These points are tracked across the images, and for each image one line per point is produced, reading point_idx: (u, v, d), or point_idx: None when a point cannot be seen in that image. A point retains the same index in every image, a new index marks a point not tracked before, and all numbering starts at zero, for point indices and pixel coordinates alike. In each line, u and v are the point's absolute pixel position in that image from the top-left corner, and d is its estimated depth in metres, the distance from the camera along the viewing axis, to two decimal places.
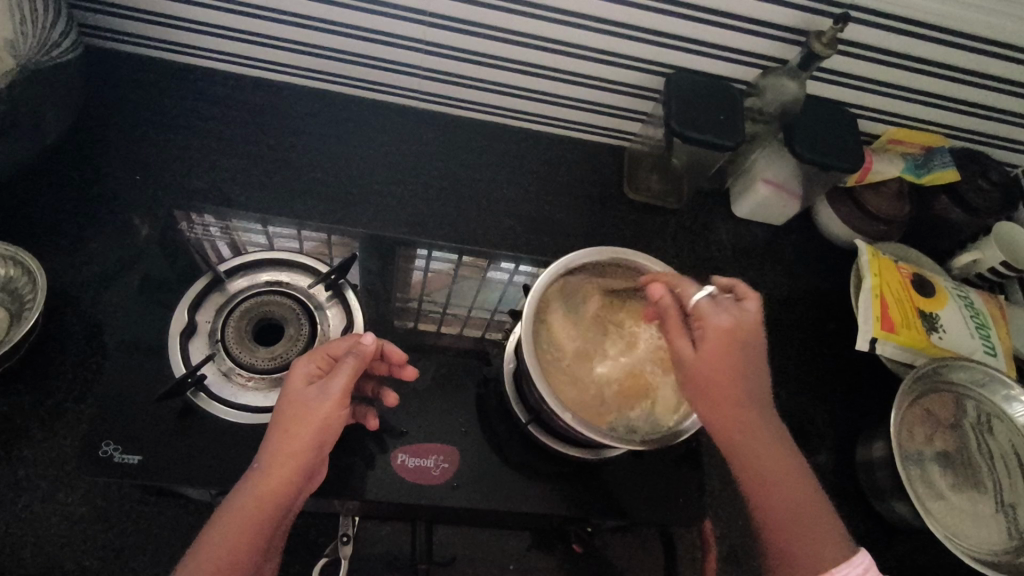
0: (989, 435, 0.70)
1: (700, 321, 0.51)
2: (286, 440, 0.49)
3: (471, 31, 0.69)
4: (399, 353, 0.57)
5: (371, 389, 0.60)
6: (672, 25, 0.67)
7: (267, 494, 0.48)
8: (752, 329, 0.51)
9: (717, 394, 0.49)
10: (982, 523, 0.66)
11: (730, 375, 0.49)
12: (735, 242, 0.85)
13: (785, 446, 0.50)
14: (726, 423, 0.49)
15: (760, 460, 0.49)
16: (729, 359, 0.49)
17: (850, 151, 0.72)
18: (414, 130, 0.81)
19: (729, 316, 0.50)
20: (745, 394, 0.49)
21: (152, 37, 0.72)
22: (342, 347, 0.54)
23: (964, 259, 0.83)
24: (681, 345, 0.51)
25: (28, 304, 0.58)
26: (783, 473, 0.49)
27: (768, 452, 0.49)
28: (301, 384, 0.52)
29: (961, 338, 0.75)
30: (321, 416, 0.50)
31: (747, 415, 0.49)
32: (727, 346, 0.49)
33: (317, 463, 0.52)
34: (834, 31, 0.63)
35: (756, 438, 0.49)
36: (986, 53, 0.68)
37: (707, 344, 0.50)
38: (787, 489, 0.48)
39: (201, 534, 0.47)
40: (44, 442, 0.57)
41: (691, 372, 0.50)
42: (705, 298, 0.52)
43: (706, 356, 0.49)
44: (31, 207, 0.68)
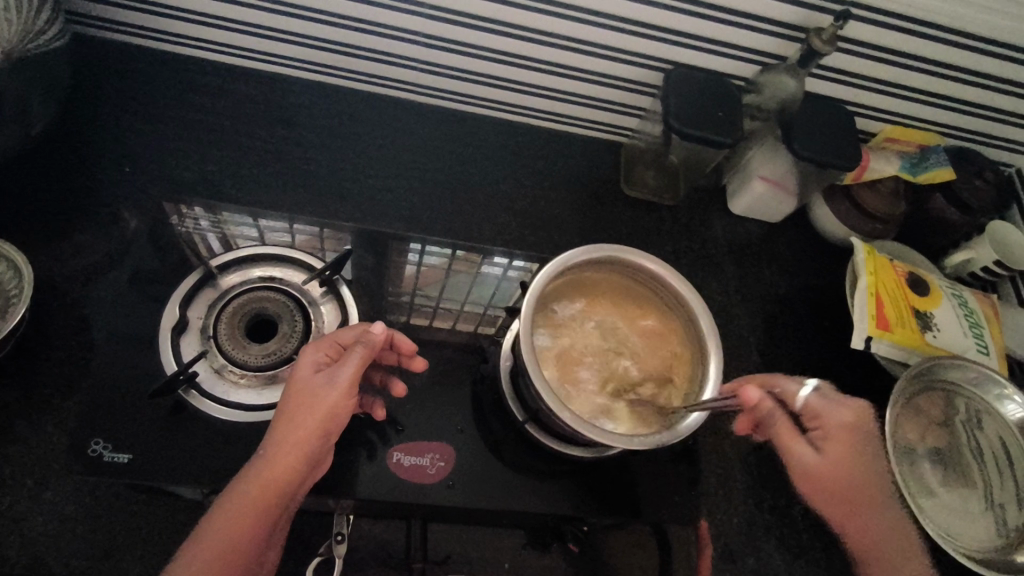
0: (980, 431, 0.70)
1: (818, 420, 0.56)
2: (292, 428, 0.48)
3: (468, 23, 0.68)
4: (409, 344, 0.57)
5: (379, 379, 0.60)
6: (671, 20, 0.67)
7: (270, 483, 0.47)
8: (867, 418, 0.56)
9: (841, 491, 0.55)
10: (968, 522, 0.67)
11: (853, 472, 0.55)
12: (731, 239, 0.85)
13: (910, 538, 0.56)
14: (857, 516, 0.55)
15: (888, 553, 0.54)
16: (860, 466, 0.55)
17: (848, 149, 0.72)
18: (408, 123, 0.80)
19: (849, 411, 0.56)
20: (855, 492, 0.55)
21: (143, 25, 0.71)
22: (350, 335, 0.53)
23: (956, 258, 0.83)
24: (802, 452, 0.55)
25: (13, 299, 0.57)
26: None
27: (896, 544, 0.55)
28: (307, 372, 0.51)
29: (954, 336, 0.75)
30: (328, 405, 0.50)
31: (869, 507, 0.55)
32: (850, 444, 0.55)
33: (323, 451, 0.51)
34: (834, 27, 0.63)
35: (856, 526, 0.55)
36: (985, 52, 0.68)
37: (829, 439, 0.55)
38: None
39: (206, 519, 0.47)
40: (31, 439, 0.56)
41: (816, 475, 0.54)
42: (814, 395, 0.57)
43: (829, 456, 0.54)
44: (17, 199, 0.66)
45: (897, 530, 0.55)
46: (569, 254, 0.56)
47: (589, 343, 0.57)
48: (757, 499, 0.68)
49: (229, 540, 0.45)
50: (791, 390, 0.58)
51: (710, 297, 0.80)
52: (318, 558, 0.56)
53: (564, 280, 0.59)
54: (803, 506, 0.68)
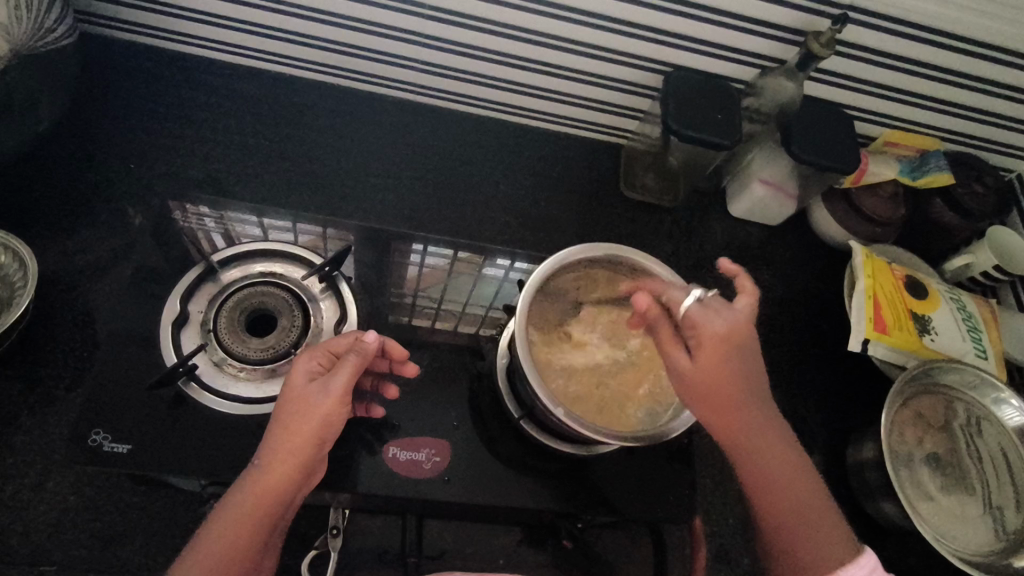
0: (978, 436, 0.71)
1: (696, 328, 0.49)
2: (287, 436, 0.49)
3: (469, 24, 0.69)
4: (400, 349, 0.57)
5: (370, 383, 0.60)
6: (670, 23, 0.67)
7: (266, 490, 0.48)
8: (746, 332, 0.49)
9: (712, 399, 0.48)
10: (967, 525, 0.67)
11: (731, 384, 0.48)
12: (730, 241, 0.85)
13: (785, 451, 0.49)
14: (729, 426, 0.48)
15: (766, 468, 0.49)
16: (725, 374, 0.48)
17: (846, 152, 0.72)
18: (411, 124, 0.81)
19: (724, 321, 0.49)
20: (730, 398, 0.48)
21: (150, 25, 0.72)
22: (343, 344, 0.54)
23: (955, 263, 0.83)
24: (678, 357, 0.49)
25: (17, 291, 0.58)
26: (791, 494, 0.49)
27: (774, 462, 0.49)
28: (302, 381, 0.52)
29: (952, 340, 0.75)
30: (321, 414, 0.50)
31: (742, 417, 0.48)
32: (723, 357, 0.48)
33: (318, 459, 0.52)
34: (832, 32, 0.63)
35: (739, 446, 0.49)
36: (983, 57, 0.69)
37: (703, 351, 0.48)
38: (796, 493, 0.49)
39: (205, 526, 0.48)
40: (33, 430, 0.57)
41: (688, 383, 0.49)
42: (695, 304, 0.50)
43: (700, 370, 0.48)
44: (24, 195, 0.67)
45: (773, 446, 0.49)
46: (565, 252, 0.56)
47: (581, 349, 0.57)
48: (753, 499, 0.68)
49: (229, 548, 0.46)
50: (677, 298, 0.52)
51: None
52: (313, 551, 0.57)
53: (547, 291, 0.58)
54: None
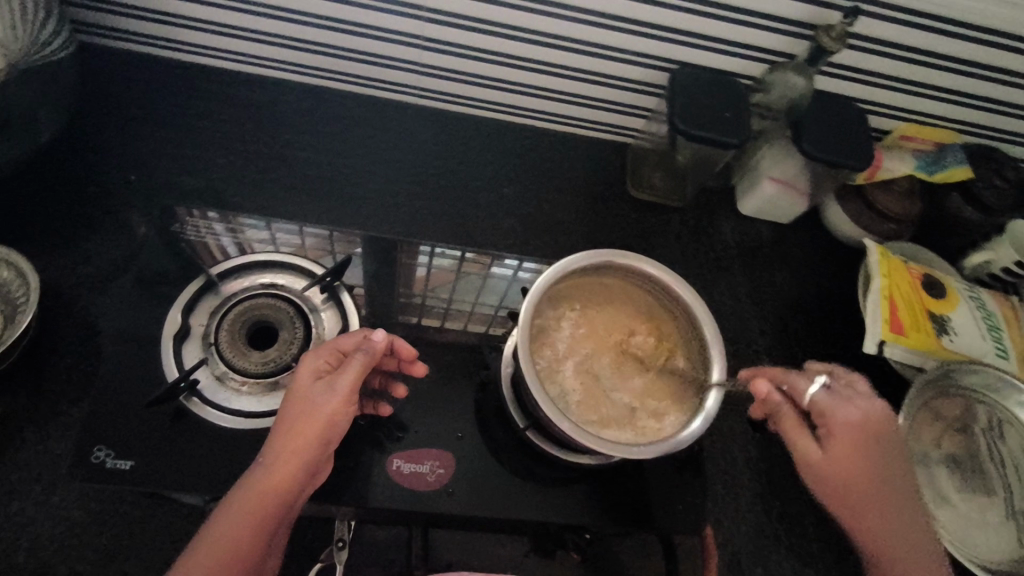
0: (1001, 441, 0.68)
1: (824, 420, 0.53)
2: (292, 436, 0.49)
3: (470, 27, 0.68)
4: (410, 350, 0.56)
5: (379, 381, 0.59)
6: (674, 19, 0.66)
7: (270, 491, 0.47)
8: (886, 423, 0.53)
9: (859, 489, 0.52)
10: (988, 533, 0.65)
11: (868, 476, 0.52)
12: (740, 241, 0.83)
13: (925, 539, 0.53)
14: (865, 515, 0.52)
15: (909, 560, 0.52)
16: (856, 463, 0.52)
17: (859, 149, 0.70)
18: (412, 127, 0.80)
19: (860, 412, 0.53)
20: (884, 498, 0.52)
21: (149, 34, 0.72)
22: (351, 342, 0.53)
23: (976, 260, 0.82)
24: (808, 446, 0.53)
25: (19, 307, 0.58)
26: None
27: (915, 553, 0.52)
28: (307, 379, 0.51)
29: (972, 340, 0.73)
30: (326, 414, 0.50)
31: (878, 505, 0.52)
32: (860, 447, 0.52)
33: (322, 460, 0.52)
34: (843, 24, 0.62)
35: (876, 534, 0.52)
36: (1002, 47, 0.66)
37: (839, 441, 0.52)
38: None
39: (204, 529, 0.47)
40: (38, 446, 0.57)
41: (816, 470, 0.53)
42: (821, 392, 0.54)
43: (834, 459, 0.52)
44: (27, 208, 0.67)
45: (909, 530, 0.52)
46: (569, 261, 0.55)
47: (586, 355, 0.56)
48: (766, 506, 0.67)
49: (229, 551, 0.45)
50: (800, 384, 0.56)
51: (717, 300, 0.79)
52: (318, 563, 0.57)
53: (554, 293, 0.57)
54: (814, 514, 0.67)
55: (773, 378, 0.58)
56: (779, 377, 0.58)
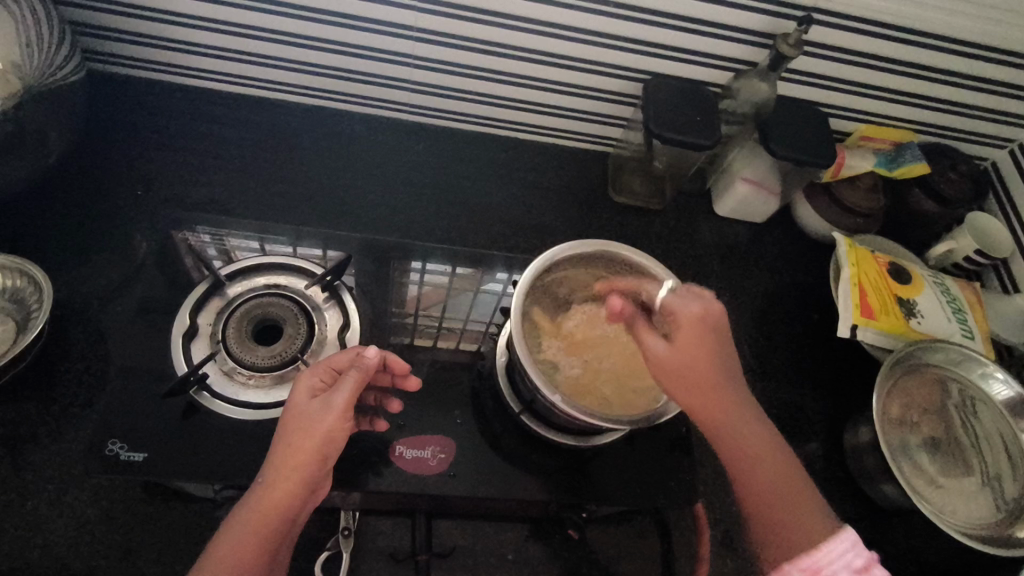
0: (974, 417, 0.72)
1: (670, 314, 0.53)
2: (290, 454, 0.50)
3: (455, 44, 0.73)
4: (402, 364, 0.59)
5: (373, 398, 0.61)
6: (645, 32, 0.71)
7: (270, 509, 0.49)
8: (719, 317, 0.52)
9: (694, 379, 0.50)
10: (973, 504, 0.68)
11: (706, 365, 0.51)
12: (718, 240, 0.87)
13: (758, 423, 0.51)
14: (705, 406, 0.50)
15: (743, 445, 0.50)
16: (698, 353, 0.51)
17: (822, 147, 0.75)
18: (404, 142, 0.85)
19: (699, 304, 0.53)
20: (717, 387, 0.51)
21: (154, 60, 0.76)
22: (345, 360, 0.55)
23: (938, 250, 0.85)
24: (653, 343, 0.52)
25: (34, 315, 0.60)
26: (759, 466, 0.50)
27: (750, 440, 0.51)
28: (303, 398, 0.53)
29: (938, 321, 0.77)
30: (324, 429, 0.51)
31: (719, 393, 0.50)
32: (700, 335, 0.51)
33: (323, 476, 0.53)
34: (799, 32, 0.67)
35: (722, 425, 0.50)
36: (945, 50, 0.72)
37: (682, 335, 0.51)
38: (767, 473, 0.50)
39: (210, 548, 0.48)
40: (51, 446, 0.59)
41: (664, 365, 0.51)
42: (671, 295, 0.54)
43: (678, 351, 0.51)
44: (37, 223, 0.70)
45: (744, 420, 0.51)
46: (555, 250, 0.59)
47: (576, 347, 0.59)
48: None
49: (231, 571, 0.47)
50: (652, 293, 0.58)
51: None
52: (326, 551, 0.59)
53: (538, 293, 0.60)
54: None
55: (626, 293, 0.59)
56: (633, 291, 0.59)
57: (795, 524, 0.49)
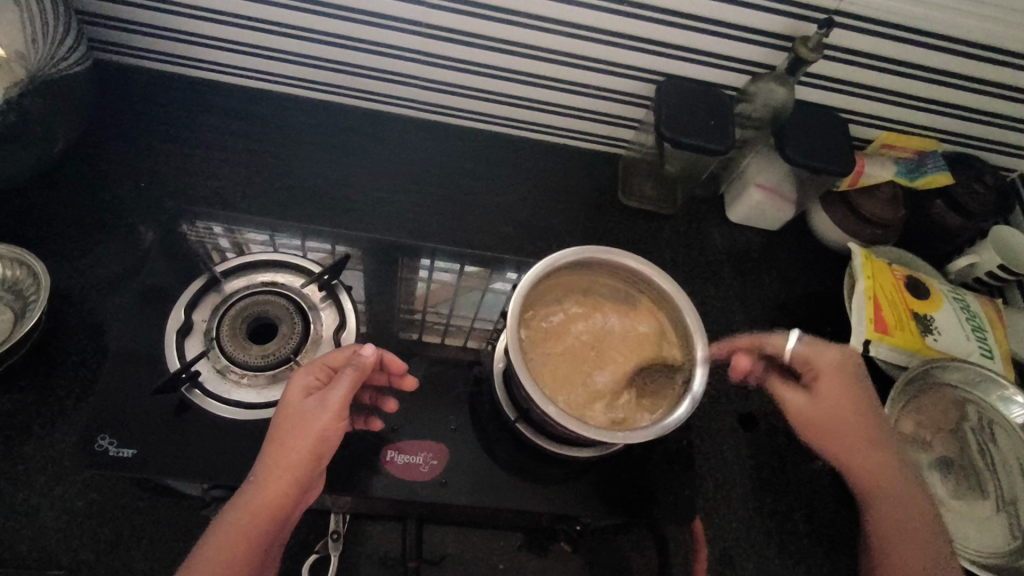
0: (991, 441, 0.68)
1: (807, 365, 0.63)
2: (283, 453, 0.50)
3: (466, 41, 0.71)
4: (398, 362, 0.58)
5: (369, 397, 0.61)
6: (659, 33, 0.69)
7: (262, 509, 0.49)
8: (852, 363, 0.62)
9: (834, 420, 0.60)
10: (980, 530, 0.65)
11: (850, 410, 0.60)
12: (729, 247, 0.85)
13: (885, 451, 0.60)
14: (845, 439, 0.60)
15: (869, 466, 0.60)
16: (838, 398, 0.60)
17: (840, 154, 0.73)
18: (414, 138, 0.83)
19: (835, 352, 0.63)
20: (853, 422, 0.60)
21: (164, 51, 0.76)
22: (342, 358, 0.55)
23: (960, 264, 0.82)
24: (792, 394, 0.63)
25: (32, 305, 0.60)
26: (903, 487, 0.59)
27: (877, 461, 0.59)
28: (298, 397, 0.52)
29: (956, 339, 0.75)
30: (318, 428, 0.51)
31: (858, 426, 0.60)
32: (836, 382, 0.61)
33: (315, 476, 0.53)
34: (819, 36, 0.64)
35: (846, 448, 0.60)
36: (973, 56, 0.69)
37: (821, 379, 0.62)
38: (901, 498, 0.59)
39: (200, 546, 0.48)
40: (44, 438, 0.59)
41: (805, 413, 0.62)
42: (800, 344, 0.63)
43: (818, 400, 0.61)
44: (41, 212, 0.70)
45: (872, 445, 0.60)
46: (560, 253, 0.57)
47: (575, 352, 0.58)
48: (757, 502, 0.67)
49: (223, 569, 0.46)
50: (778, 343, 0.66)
51: (707, 303, 0.81)
52: (314, 555, 0.58)
53: (541, 294, 0.59)
54: (803, 511, 0.68)
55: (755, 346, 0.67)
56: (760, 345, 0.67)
57: (906, 533, 0.58)
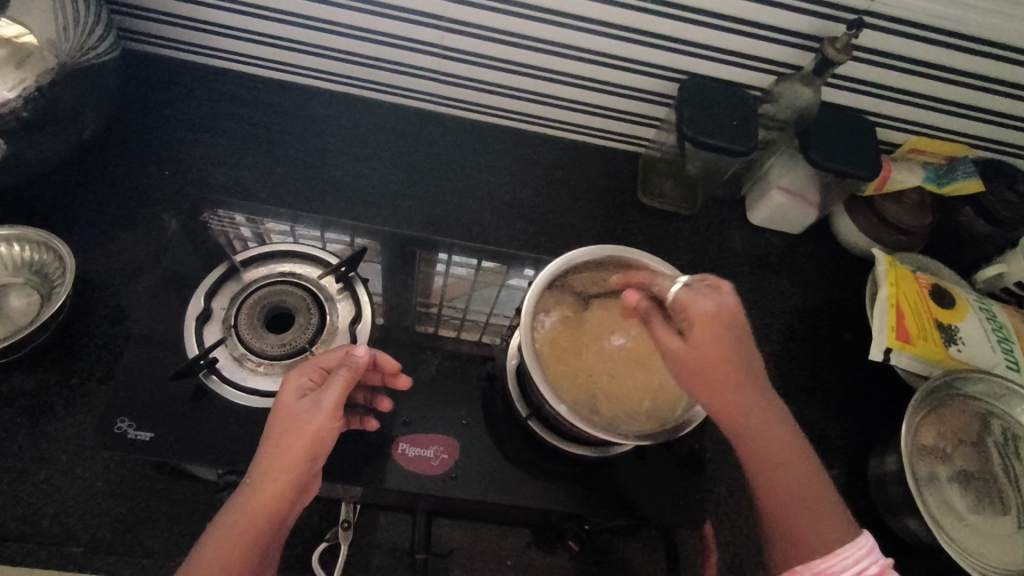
0: (1013, 456, 0.68)
1: (685, 311, 0.50)
2: (279, 454, 0.50)
3: (489, 36, 0.71)
4: (392, 362, 0.57)
5: (363, 397, 0.60)
6: (683, 31, 0.68)
7: (261, 509, 0.49)
8: (736, 312, 0.49)
9: (710, 382, 0.48)
10: (1002, 546, 0.64)
11: (727, 364, 0.48)
12: (749, 249, 0.84)
13: (768, 407, 0.49)
14: (728, 399, 0.48)
15: (765, 436, 0.49)
16: (711, 351, 0.48)
17: (866, 158, 0.71)
18: (434, 133, 0.84)
19: (714, 301, 0.49)
20: (722, 376, 0.48)
21: (191, 42, 0.77)
22: (334, 359, 0.55)
23: (988, 273, 0.81)
24: (670, 340, 0.50)
25: (58, 289, 0.62)
26: (783, 446, 0.49)
27: (768, 427, 0.49)
28: (292, 397, 0.52)
29: (981, 350, 0.73)
30: (314, 429, 0.51)
31: (736, 384, 0.48)
32: (717, 331, 0.48)
33: (313, 475, 0.53)
34: (848, 36, 0.63)
35: (741, 413, 0.48)
36: (1008, 60, 0.67)
37: (693, 334, 0.49)
38: (785, 461, 0.49)
39: (201, 544, 0.49)
40: (66, 418, 0.60)
41: (681, 361, 0.49)
42: (683, 289, 0.51)
43: (691, 349, 0.48)
44: (68, 199, 0.72)
45: (755, 410, 0.49)
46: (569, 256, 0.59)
47: (586, 355, 0.57)
48: None
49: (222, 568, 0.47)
50: (665, 287, 0.54)
51: None
52: (323, 543, 0.59)
53: (548, 296, 0.59)
54: None
55: (640, 286, 0.57)
56: (646, 284, 0.56)
57: (792, 494, 0.49)
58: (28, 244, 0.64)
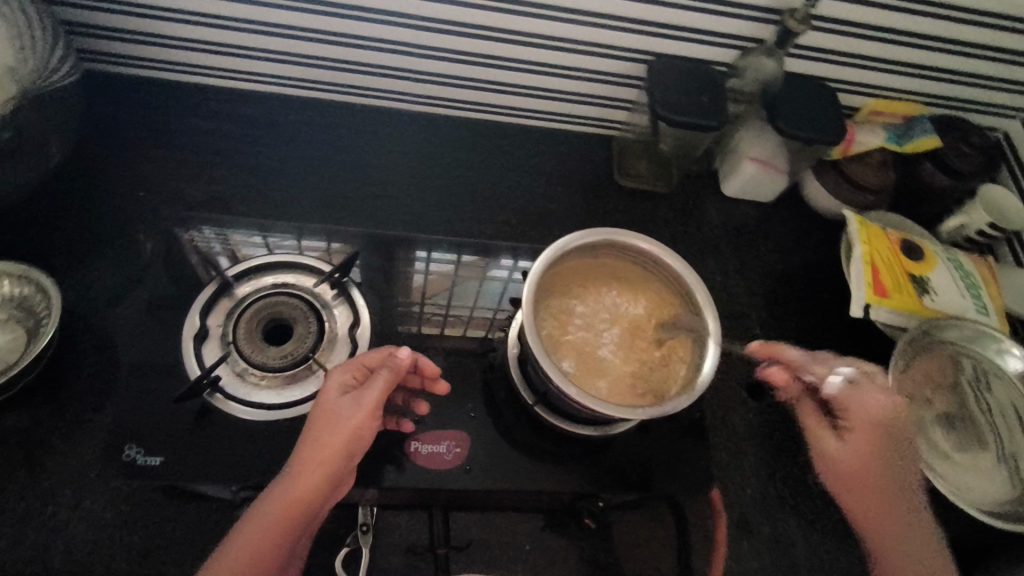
0: (987, 392, 0.71)
1: (841, 412, 0.59)
2: (320, 448, 0.50)
3: (454, 30, 0.71)
4: (433, 367, 0.58)
5: (401, 399, 0.61)
6: (647, 13, 0.70)
7: (294, 503, 0.49)
8: (898, 414, 0.58)
9: (854, 477, 0.58)
10: (985, 479, 0.68)
11: (875, 463, 0.57)
12: (726, 221, 0.86)
13: (913, 507, 0.57)
14: (873, 501, 0.57)
15: (897, 531, 0.56)
16: (867, 452, 0.57)
17: (831, 124, 0.74)
18: (405, 131, 0.83)
19: (880, 396, 0.58)
20: (884, 482, 0.57)
21: (151, 57, 0.75)
22: (377, 359, 0.55)
23: (952, 224, 0.85)
24: (827, 438, 0.59)
25: (44, 322, 0.60)
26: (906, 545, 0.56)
27: (899, 523, 0.57)
28: (335, 395, 0.53)
29: (951, 298, 0.76)
30: (352, 426, 0.51)
31: (888, 492, 0.57)
32: (871, 436, 0.57)
33: (347, 473, 0.53)
34: (806, 7, 0.65)
35: (876, 493, 0.57)
36: (956, 19, 0.70)
37: (852, 431, 0.58)
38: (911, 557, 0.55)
39: (233, 533, 0.49)
40: (67, 453, 0.59)
41: (831, 455, 0.59)
42: (843, 384, 0.59)
43: (846, 445, 0.58)
44: (40, 229, 0.70)
45: (903, 506, 0.57)
46: (573, 237, 0.58)
47: (586, 330, 0.59)
48: (770, 470, 0.69)
49: (251, 559, 0.47)
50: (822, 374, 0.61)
51: (708, 278, 0.82)
52: (346, 547, 0.59)
53: (551, 271, 0.60)
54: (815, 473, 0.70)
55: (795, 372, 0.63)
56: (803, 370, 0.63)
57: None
58: (7, 277, 0.62)
